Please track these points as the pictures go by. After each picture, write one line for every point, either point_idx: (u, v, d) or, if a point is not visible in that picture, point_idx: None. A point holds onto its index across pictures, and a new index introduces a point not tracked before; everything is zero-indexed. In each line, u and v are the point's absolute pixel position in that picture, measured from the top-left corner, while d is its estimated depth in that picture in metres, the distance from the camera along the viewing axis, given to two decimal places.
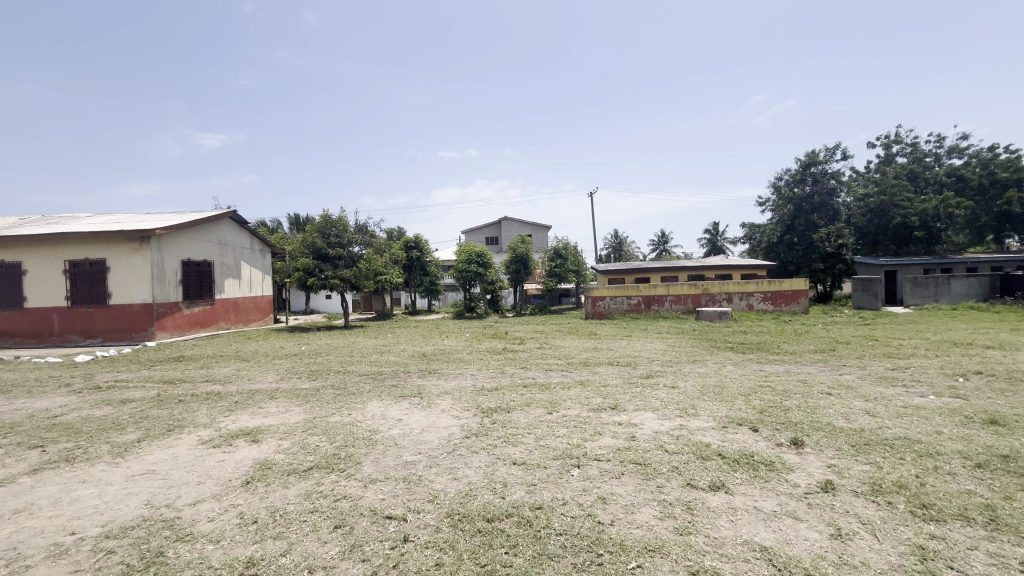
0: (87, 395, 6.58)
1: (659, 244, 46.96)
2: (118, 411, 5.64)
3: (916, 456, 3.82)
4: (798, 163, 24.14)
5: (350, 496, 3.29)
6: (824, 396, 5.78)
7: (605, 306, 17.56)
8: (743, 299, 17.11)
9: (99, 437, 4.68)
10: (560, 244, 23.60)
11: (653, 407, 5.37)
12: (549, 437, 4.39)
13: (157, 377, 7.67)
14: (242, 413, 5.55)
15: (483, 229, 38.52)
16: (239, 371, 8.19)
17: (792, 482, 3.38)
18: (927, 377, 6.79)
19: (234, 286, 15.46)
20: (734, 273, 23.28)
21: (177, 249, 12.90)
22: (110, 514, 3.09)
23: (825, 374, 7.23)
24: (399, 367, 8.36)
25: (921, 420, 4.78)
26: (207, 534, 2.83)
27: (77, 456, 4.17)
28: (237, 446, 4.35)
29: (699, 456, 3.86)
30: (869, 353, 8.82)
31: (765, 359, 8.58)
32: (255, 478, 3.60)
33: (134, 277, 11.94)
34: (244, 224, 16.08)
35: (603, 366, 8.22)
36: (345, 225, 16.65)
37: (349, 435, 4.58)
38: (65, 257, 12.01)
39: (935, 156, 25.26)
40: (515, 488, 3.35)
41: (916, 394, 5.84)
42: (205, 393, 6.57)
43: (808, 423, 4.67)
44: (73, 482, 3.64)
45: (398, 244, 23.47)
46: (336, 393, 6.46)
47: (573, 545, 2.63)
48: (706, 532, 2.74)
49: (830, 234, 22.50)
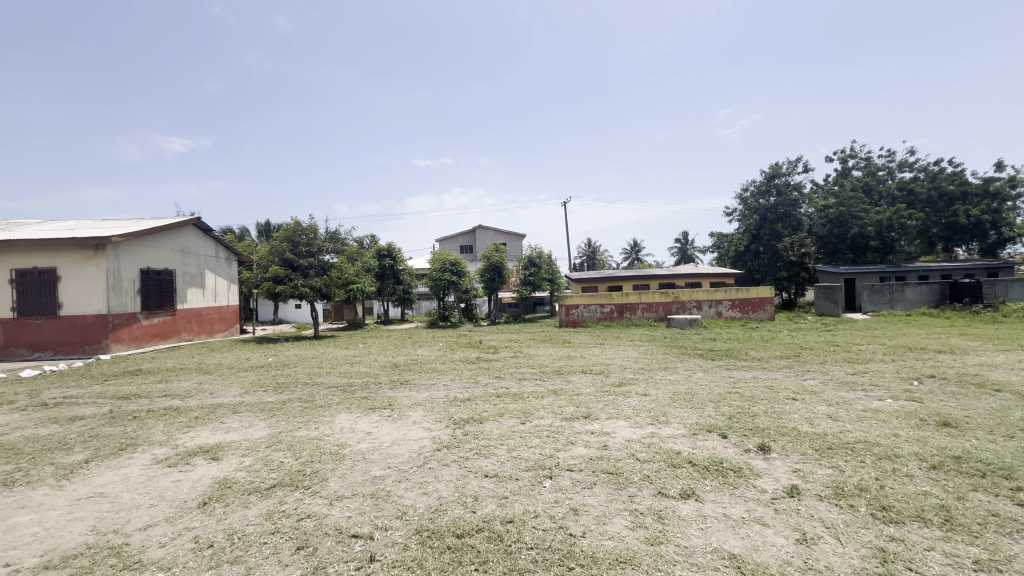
0: (32, 413, 6.16)
1: (631, 252, 47.83)
2: (66, 430, 5.32)
3: (876, 458, 3.94)
4: (763, 175, 25.11)
5: (315, 514, 3.16)
6: (789, 401, 5.93)
7: (579, 314, 17.65)
8: (712, 306, 17.51)
9: (43, 458, 4.39)
10: (534, 252, 23.74)
11: (625, 416, 5.40)
12: (522, 448, 4.35)
13: (112, 393, 7.25)
14: (202, 429, 5.30)
15: (457, 238, 38.43)
16: (200, 384, 7.86)
17: (760, 488, 3.44)
18: (884, 381, 7.06)
19: (197, 295, 14.91)
20: (703, 281, 23.96)
21: (136, 258, 12.35)
22: (50, 542, 2.88)
23: (791, 379, 7.43)
24: (370, 378, 8.17)
25: (880, 423, 4.96)
26: (158, 561, 2.66)
27: (17, 479, 3.89)
28: (195, 464, 4.14)
29: (670, 464, 3.89)
30: (831, 358, 9.10)
31: (733, 365, 8.79)
32: (213, 498, 3.43)
33: (89, 287, 11.36)
34: (209, 230, 15.59)
35: (577, 374, 8.21)
36: (314, 233, 16.32)
37: (315, 450, 4.43)
38: (14, 265, 11.36)
39: (888, 169, 26.37)
40: (486, 502, 3.29)
41: (875, 398, 6.06)
42: (163, 409, 6.25)
43: (775, 428, 4.77)
44: (11, 508, 3.38)
45: (371, 253, 23.16)
46: (303, 406, 6.24)
47: (544, 559, 2.59)
48: (677, 541, 2.75)
49: (793, 244, 23.42)
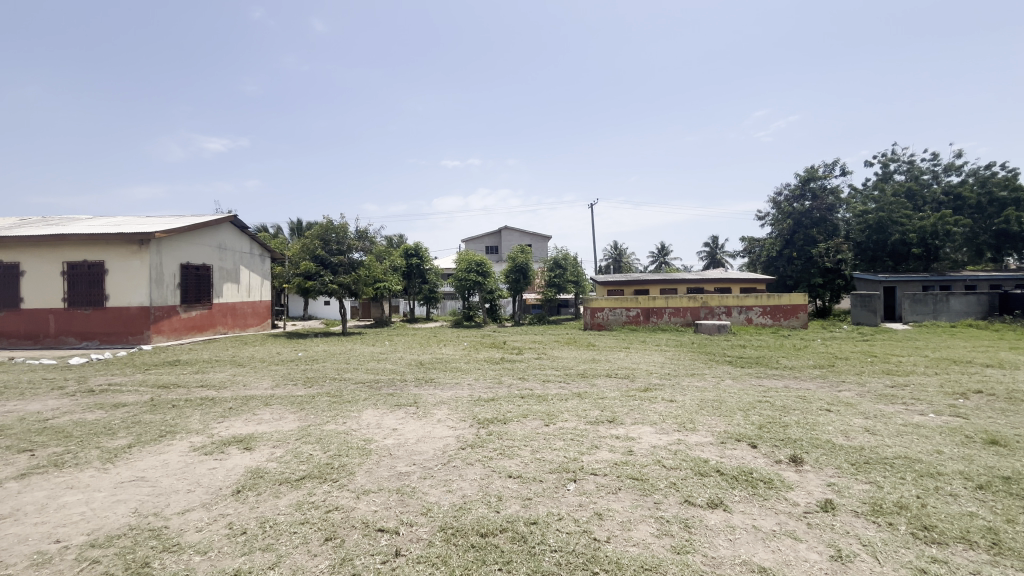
0: (79, 399, 6.51)
1: (659, 255, 47.23)
2: (110, 415, 5.59)
3: (917, 476, 3.77)
4: (798, 178, 24.41)
5: (343, 507, 3.23)
6: (824, 412, 5.73)
7: (604, 317, 17.55)
8: (742, 312, 17.08)
9: (89, 441, 4.62)
10: (560, 253, 23.59)
11: (651, 421, 5.32)
12: (545, 450, 4.34)
13: (152, 382, 7.59)
14: (236, 419, 5.48)
15: (483, 238, 38.72)
16: (234, 376, 8.15)
17: (791, 501, 3.34)
18: (926, 395, 6.73)
19: (233, 290, 15.45)
20: (733, 286, 23.39)
21: (177, 253, 12.87)
22: (96, 522, 3.03)
23: (825, 390, 7.17)
24: (395, 375, 8.30)
25: (921, 438, 4.75)
26: (195, 545, 2.76)
27: (66, 461, 4.11)
28: (229, 454, 4.29)
29: (697, 472, 3.82)
30: (868, 369, 8.76)
31: (763, 373, 8.56)
32: (246, 487, 3.55)
33: (133, 280, 11.90)
34: (244, 228, 16.10)
35: (601, 378, 8.15)
36: (344, 231, 16.68)
37: (343, 444, 4.53)
38: (64, 258, 11.98)
39: (933, 173, 25.17)
40: (510, 502, 3.30)
41: (916, 413, 5.79)
42: (199, 399, 6.51)
43: (808, 440, 4.63)
44: (60, 487, 3.58)
45: (398, 252, 23.57)
46: (331, 401, 6.39)
47: (568, 562, 2.58)
48: (704, 552, 2.69)
49: (829, 250, 22.67)
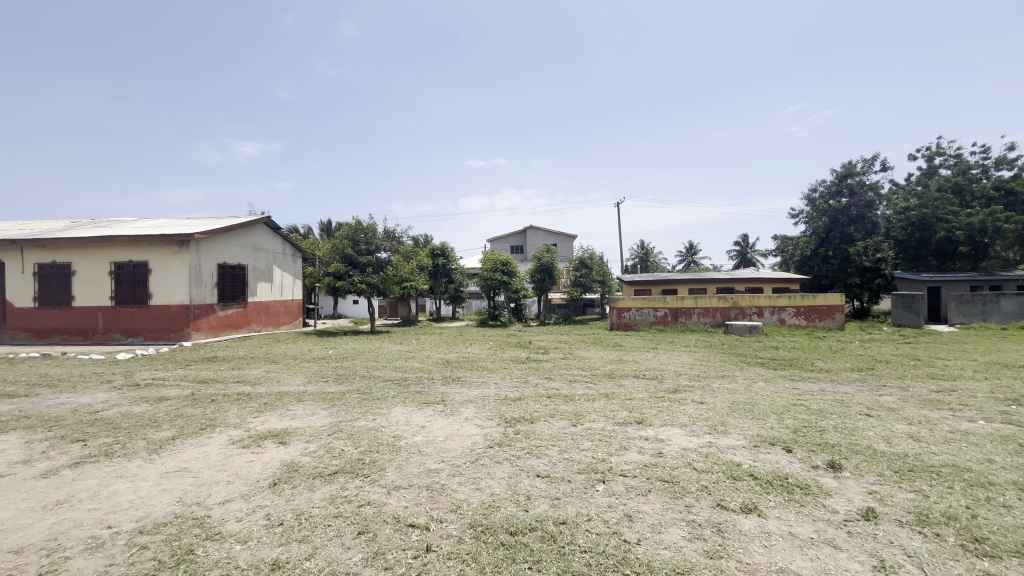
0: (126, 392, 6.85)
1: (687, 254, 46.35)
2: (155, 409, 5.86)
3: (966, 485, 3.59)
4: (834, 174, 23.57)
5: (374, 502, 3.29)
6: (863, 417, 5.51)
7: (631, 317, 17.34)
8: (775, 313, 16.60)
9: (136, 433, 4.86)
10: (586, 253, 23.42)
11: (681, 423, 5.22)
12: (573, 450, 4.32)
13: (192, 377, 7.91)
14: (271, 414, 5.66)
15: (508, 238, 38.86)
16: (268, 373, 8.41)
17: (830, 508, 3.22)
18: (975, 401, 6.38)
19: (266, 289, 15.95)
20: (765, 286, 22.77)
21: (214, 253, 13.38)
22: (144, 510, 3.19)
23: (864, 394, 6.88)
24: (423, 373, 8.41)
25: (970, 446, 4.51)
26: (235, 534, 2.87)
27: (115, 451, 4.33)
28: (265, 447, 4.43)
29: (730, 476, 3.73)
30: (911, 373, 8.38)
31: (798, 376, 8.30)
32: (282, 480, 3.66)
33: (174, 279, 12.43)
34: (277, 229, 16.58)
35: (628, 378, 8.06)
36: (373, 231, 17.02)
37: (373, 440, 4.62)
38: (111, 259, 12.60)
39: (983, 167, 23.84)
40: (539, 502, 3.30)
41: (964, 419, 5.50)
42: (236, 394, 6.75)
43: (847, 445, 4.46)
44: (110, 476, 3.77)
45: (425, 252, 23.87)
46: (361, 398, 6.53)
47: (598, 564, 2.56)
48: (738, 557, 2.63)
49: (868, 248, 21.78)
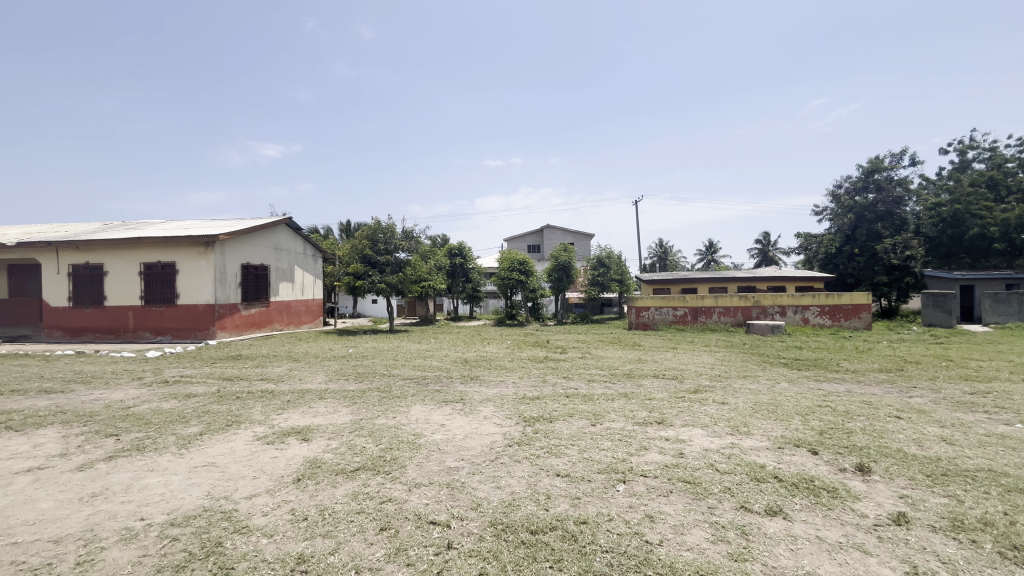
0: (155, 389, 7.06)
1: (707, 253, 45.63)
2: (183, 405, 6.03)
3: (1003, 490, 3.46)
4: (861, 169, 22.92)
5: (395, 499, 3.32)
6: (893, 420, 5.35)
7: (649, 316, 17.15)
8: (798, 312, 16.22)
9: (166, 428, 5.01)
10: (604, 252, 23.25)
11: (702, 424, 5.15)
12: (593, 450, 4.30)
13: (218, 375, 8.11)
14: (294, 412, 5.77)
15: (525, 237, 38.84)
16: (290, 371, 8.58)
17: (859, 512, 3.14)
18: (1012, 403, 6.13)
19: (288, 289, 16.25)
20: (788, 286, 22.30)
21: (238, 254, 13.70)
22: (175, 503, 3.29)
23: (893, 396, 6.67)
24: (442, 372, 8.47)
25: (1007, 450, 4.34)
26: (262, 528, 2.93)
27: (146, 445, 4.47)
28: (289, 444, 4.52)
29: (753, 478, 3.66)
30: (943, 374, 8.10)
31: (823, 376, 8.10)
32: (306, 476, 3.73)
33: (200, 279, 12.76)
34: (298, 229, 16.89)
35: (648, 378, 7.98)
36: (391, 231, 17.21)
37: (393, 438, 4.67)
38: (140, 259, 13.00)
39: (1019, 160, 22.92)
40: (559, 501, 3.29)
41: (1000, 422, 5.30)
42: (260, 391, 6.90)
43: (875, 448, 4.34)
44: (142, 470, 3.89)
45: (443, 252, 24.00)
46: (381, 396, 6.61)
47: (619, 564, 2.55)
48: (763, 560, 2.58)
49: (896, 245, 21.15)
